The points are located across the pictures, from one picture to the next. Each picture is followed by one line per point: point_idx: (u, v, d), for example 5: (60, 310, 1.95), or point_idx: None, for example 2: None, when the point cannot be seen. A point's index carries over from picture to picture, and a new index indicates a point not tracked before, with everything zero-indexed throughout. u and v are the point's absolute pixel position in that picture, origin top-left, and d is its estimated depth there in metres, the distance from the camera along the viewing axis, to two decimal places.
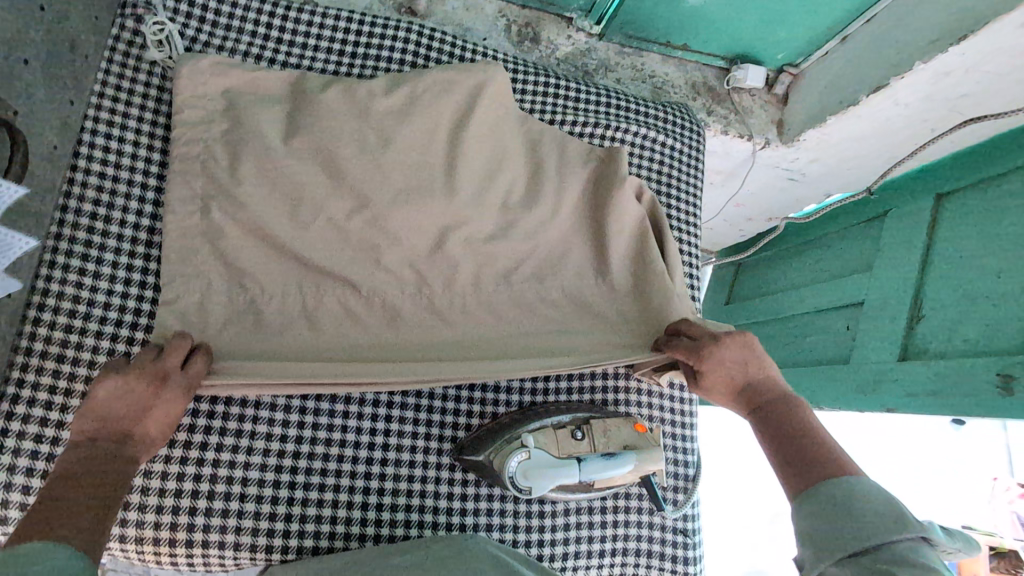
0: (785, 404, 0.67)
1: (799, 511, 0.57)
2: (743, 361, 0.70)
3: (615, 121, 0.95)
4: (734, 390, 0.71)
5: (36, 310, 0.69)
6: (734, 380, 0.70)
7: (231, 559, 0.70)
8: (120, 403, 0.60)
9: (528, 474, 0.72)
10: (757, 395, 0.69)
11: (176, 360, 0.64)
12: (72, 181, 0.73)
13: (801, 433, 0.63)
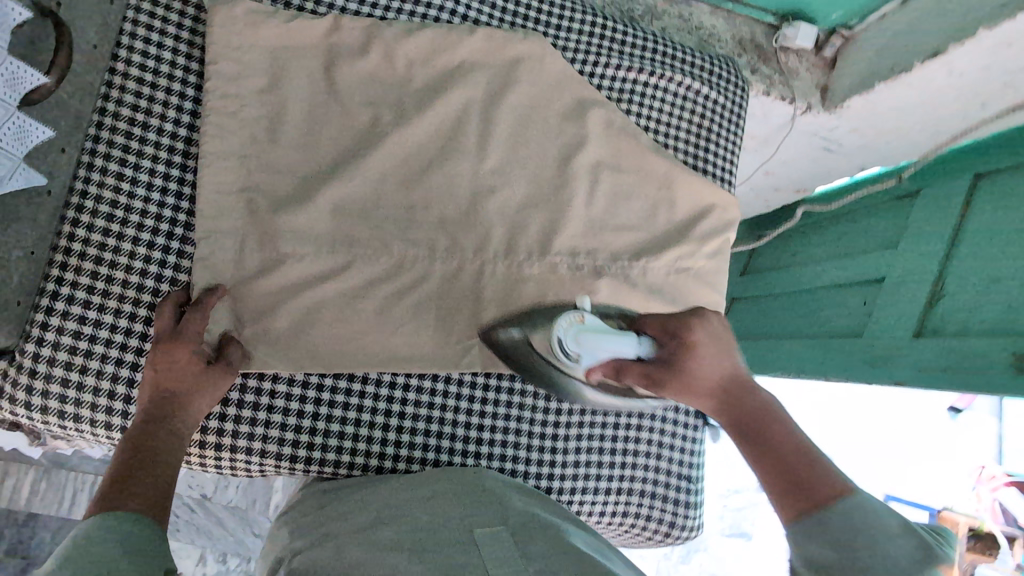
0: (764, 407, 0.66)
1: (801, 528, 0.56)
2: (709, 368, 0.69)
3: (661, 68, 0.91)
4: (728, 414, 0.67)
5: (75, 210, 0.68)
6: (729, 399, 0.67)
7: (257, 464, 0.74)
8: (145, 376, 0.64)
9: (591, 342, 0.71)
10: (748, 412, 0.66)
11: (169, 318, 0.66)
12: (111, 85, 0.71)
13: (796, 447, 0.61)
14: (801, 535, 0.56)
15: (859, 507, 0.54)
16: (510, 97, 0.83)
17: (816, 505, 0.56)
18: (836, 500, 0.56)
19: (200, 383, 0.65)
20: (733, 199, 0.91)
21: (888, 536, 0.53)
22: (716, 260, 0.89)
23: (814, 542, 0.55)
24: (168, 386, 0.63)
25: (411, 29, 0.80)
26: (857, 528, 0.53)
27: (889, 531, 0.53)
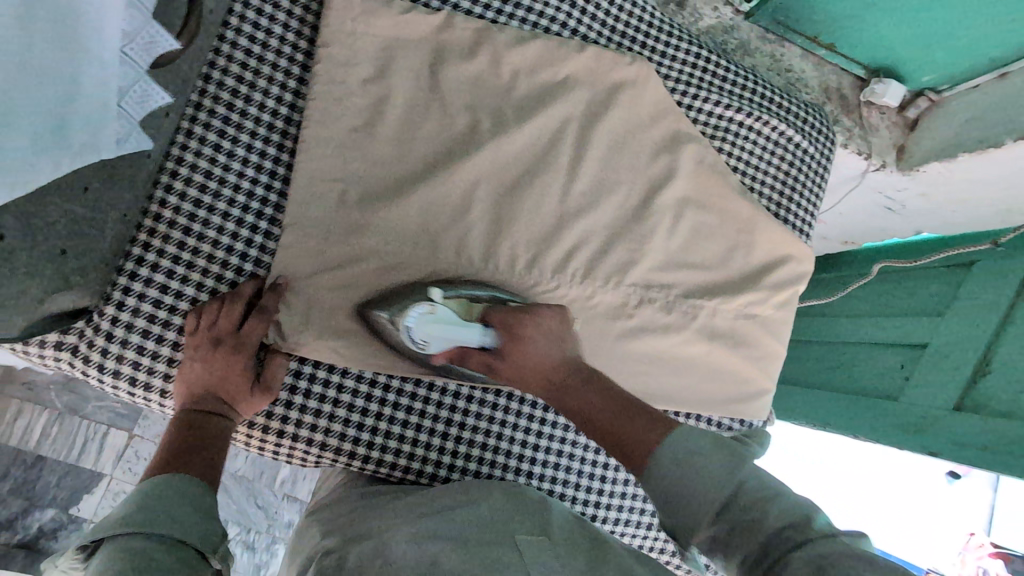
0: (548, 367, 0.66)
1: (653, 480, 0.55)
2: (533, 332, 0.69)
3: (757, 110, 0.90)
4: (529, 375, 0.67)
5: (170, 176, 0.66)
6: (526, 357, 0.68)
7: (315, 456, 0.73)
8: (191, 382, 0.63)
9: (427, 328, 0.67)
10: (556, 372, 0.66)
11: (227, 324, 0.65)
12: (218, 51, 0.69)
13: (625, 404, 0.61)
14: (650, 487, 0.55)
15: (686, 459, 0.54)
16: (608, 119, 0.82)
17: (649, 455, 0.56)
18: (654, 449, 0.56)
19: (245, 398, 0.65)
20: (809, 252, 0.90)
21: (716, 488, 0.53)
22: (782, 311, 0.89)
23: (669, 503, 0.54)
24: (213, 395, 0.63)
25: (521, 37, 0.79)
26: (688, 477, 0.54)
27: (715, 479, 0.53)
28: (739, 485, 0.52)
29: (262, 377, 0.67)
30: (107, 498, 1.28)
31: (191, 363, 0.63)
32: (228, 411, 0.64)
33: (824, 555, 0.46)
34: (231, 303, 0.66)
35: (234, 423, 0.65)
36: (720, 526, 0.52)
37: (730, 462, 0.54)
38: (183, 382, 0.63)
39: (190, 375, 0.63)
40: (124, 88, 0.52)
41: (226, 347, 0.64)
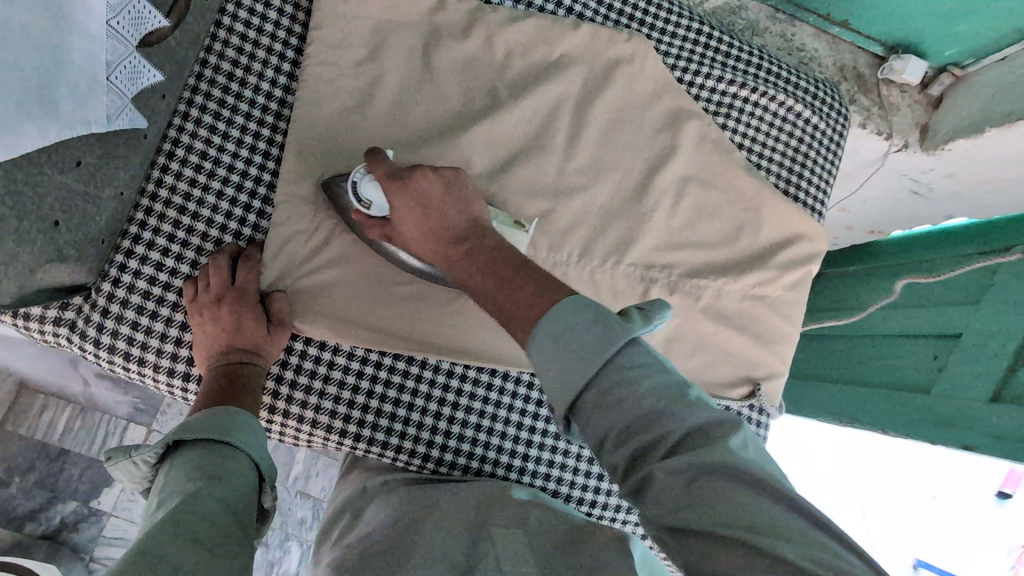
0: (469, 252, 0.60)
1: (535, 350, 0.48)
2: (432, 192, 0.62)
3: (764, 85, 0.86)
4: (432, 237, 0.62)
5: (166, 157, 0.68)
6: (416, 218, 0.62)
7: (307, 434, 0.72)
8: (210, 339, 0.65)
9: (371, 188, 0.64)
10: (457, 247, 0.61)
11: (223, 279, 0.66)
12: (215, 38, 0.70)
13: (512, 274, 0.54)
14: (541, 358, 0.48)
15: (566, 331, 0.47)
16: (603, 97, 0.80)
17: (533, 327, 0.49)
18: (534, 325, 0.49)
19: (262, 339, 0.66)
20: (821, 231, 0.86)
21: (587, 363, 0.45)
22: (795, 293, 0.85)
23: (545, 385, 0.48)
24: (230, 346, 0.64)
25: (514, 17, 0.78)
26: (567, 341, 0.47)
27: (596, 351, 0.45)
28: (631, 390, 0.44)
29: (270, 314, 0.67)
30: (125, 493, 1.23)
31: (200, 325, 0.65)
32: (251, 356, 0.65)
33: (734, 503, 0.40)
34: (223, 258, 0.67)
35: (263, 364, 0.67)
36: (607, 439, 0.44)
37: (600, 331, 0.46)
38: (200, 345, 0.66)
39: (204, 336, 0.65)
40: (113, 62, 0.53)
41: (228, 299, 0.65)
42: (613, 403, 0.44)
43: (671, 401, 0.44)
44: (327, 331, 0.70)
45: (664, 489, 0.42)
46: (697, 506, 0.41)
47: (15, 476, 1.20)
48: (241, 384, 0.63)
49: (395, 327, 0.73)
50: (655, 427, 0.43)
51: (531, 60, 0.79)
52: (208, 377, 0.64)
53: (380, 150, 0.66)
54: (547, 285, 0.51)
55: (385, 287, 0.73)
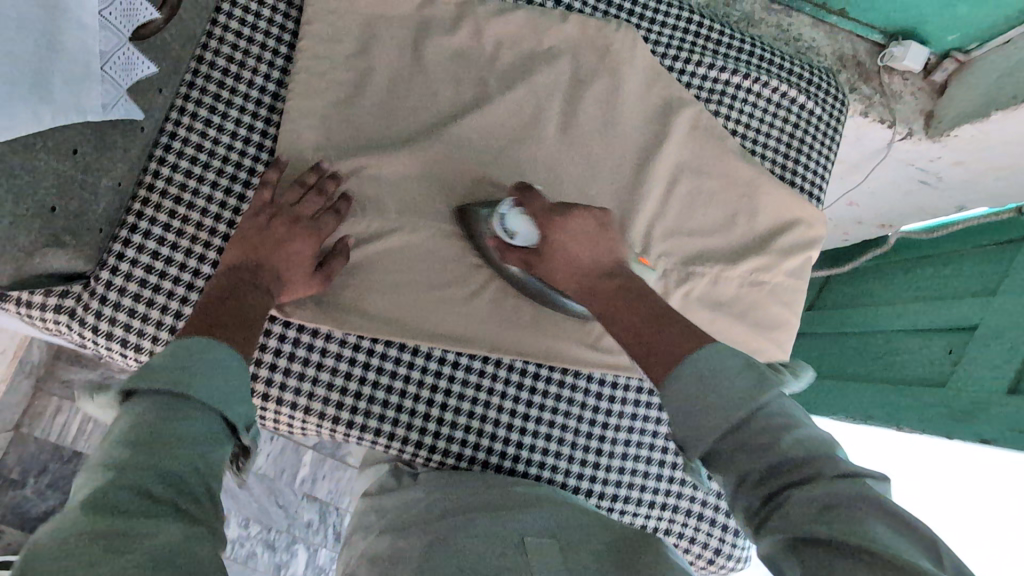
0: (618, 288, 0.64)
1: (669, 394, 0.51)
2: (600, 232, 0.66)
3: (758, 71, 0.85)
4: (580, 273, 0.66)
5: (162, 150, 0.70)
6: (570, 246, 0.67)
7: (300, 422, 0.72)
8: (244, 247, 0.66)
9: (520, 218, 0.68)
10: (605, 279, 0.65)
11: (291, 198, 0.69)
12: (210, 35, 0.73)
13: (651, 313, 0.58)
14: (665, 397, 0.52)
15: (715, 373, 0.49)
16: (593, 87, 0.81)
17: (672, 369, 0.52)
18: (672, 369, 0.52)
19: (299, 281, 0.68)
20: (821, 216, 0.84)
21: (731, 410, 0.48)
22: (795, 279, 0.83)
23: (672, 413, 0.51)
24: (268, 265, 0.66)
25: (502, 10, 0.80)
26: (708, 388, 0.49)
27: (742, 401, 0.48)
28: (776, 438, 0.46)
29: (323, 266, 0.70)
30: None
31: (251, 224, 0.67)
32: (274, 283, 0.66)
33: (859, 530, 0.39)
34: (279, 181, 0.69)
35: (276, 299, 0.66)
36: (749, 481, 0.46)
37: (752, 385, 0.48)
38: (237, 242, 0.66)
39: (244, 237, 0.66)
40: (108, 53, 0.55)
41: (286, 220, 0.68)
42: (753, 444, 0.46)
43: (817, 448, 0.44)
44: (319, 315, 0.71)
45: (785, 515, 0.43)
46: (823, 526, 0.41)
47: (28, 478, 1.21)
48: (253, 302, 0.62)
49: (395, 314, 0.73)
50: (794, 466, 0.44)
51: (520, 51, 0.80)
52: (223, 280, 0.64)
53: (529, 186, 0.71)
54: (690, 331, 0.55)
55: (388, 276, 0.74)
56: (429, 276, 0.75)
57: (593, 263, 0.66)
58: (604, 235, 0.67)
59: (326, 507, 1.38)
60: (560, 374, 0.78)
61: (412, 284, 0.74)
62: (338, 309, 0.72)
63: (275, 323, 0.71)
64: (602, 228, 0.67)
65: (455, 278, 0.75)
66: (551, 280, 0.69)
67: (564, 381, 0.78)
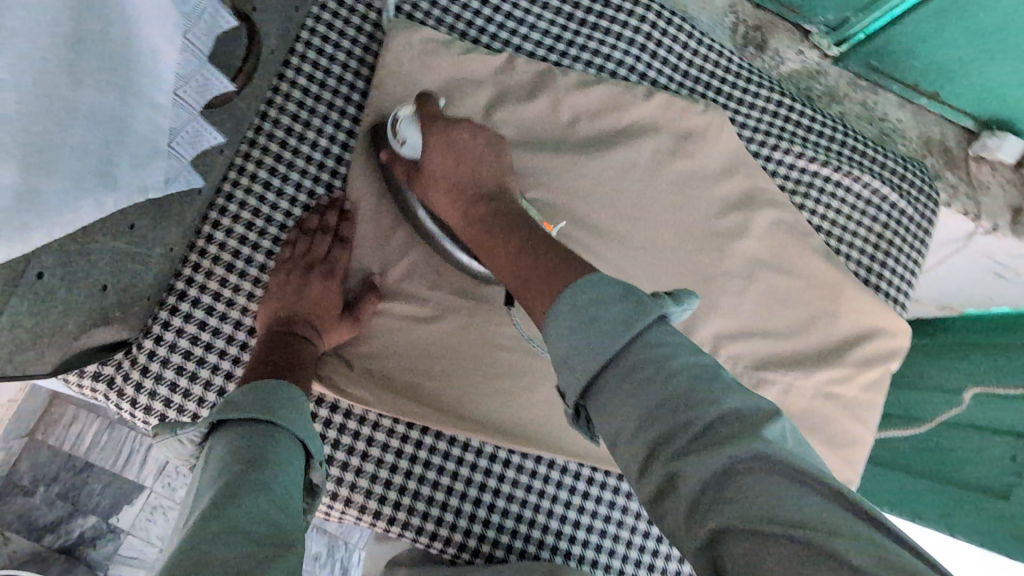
0: (495, 214, 0.60)
1: (556, 330, 0.45)
2: (466, 141, 0.63)
3: (848, 164, 0.80)
4: (456, 189, 0.63)
5: (217, 211, 0.66)
6: (451, 178, 0.63)
7: (337, 513, 0.67)
8: (279, 301, 0.63)
9: (411, 127, 0.65)
10: (475, 206, 0.61)
11: (321, 251, 0.65)
12: (277, 91, 0.69)
13: (533, 240, 0.55)
14: (550, 333, 0.45)
15: (594, 302, 0.44)
16: (673, 169, 0.76)
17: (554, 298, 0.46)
18: (552, 304, 0.46)
19: (333, 325, 0.65)
20: (904, 326, 0.78)
21: (609, 341, 0.42)
22: (870, 394, 0.77)
23: (556, 358, 0.44)
24: (303, 318, 0.63)
25: (583, 81, 0.75)
26: (581, 320, 0.43)
27: (624, 330, 0.42)
28: (664, 363, 0.41)
29: (353, 309, 0.66)
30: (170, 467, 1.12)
31: (282, 280, 0.64)
32: (312, 333, 0.63)
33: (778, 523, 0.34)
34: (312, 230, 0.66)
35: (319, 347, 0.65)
36: (658, 461, 0.39)
37: (630, 312, 0.42)
38: (270, 298, 0.64)
39: (277, 292, 0.64)
40: (176, 129, 0.51)
41: (317, 271, 0.65)
42: (633, 376, 0.41)
43: (737, 426, 0.38)
44: (367, 399, 0.66)
45: (731, 509, 0.35)
46: (738, 521, 0.35)
47: (40, 485, 1.06)
48: (294, 358, 0.61)
49: (450, 401, 0.69)
50: (682, 413, 0.39)
51: (599, 126, 0.75)
52: (262, 336, 0.63)
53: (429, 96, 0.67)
54: (564, 261, 0.50)
55: (445, 360, 0.69)
56: (489, 363, 0.70)
57: (473, 181, 0.62)
58: (489, 157, 0.64)
59: (331, 542, 1.15)
60: (615, 479, 0.74)
61: (471, 370, 0.70)
62: (390, 392, 0.67)
63: (324, 406, 0.67)
64: (491, 153, 0.64)
65: (515, 367, 0.71)
66: (438, 213, 0.65)
67: (619, 488, 0.74)
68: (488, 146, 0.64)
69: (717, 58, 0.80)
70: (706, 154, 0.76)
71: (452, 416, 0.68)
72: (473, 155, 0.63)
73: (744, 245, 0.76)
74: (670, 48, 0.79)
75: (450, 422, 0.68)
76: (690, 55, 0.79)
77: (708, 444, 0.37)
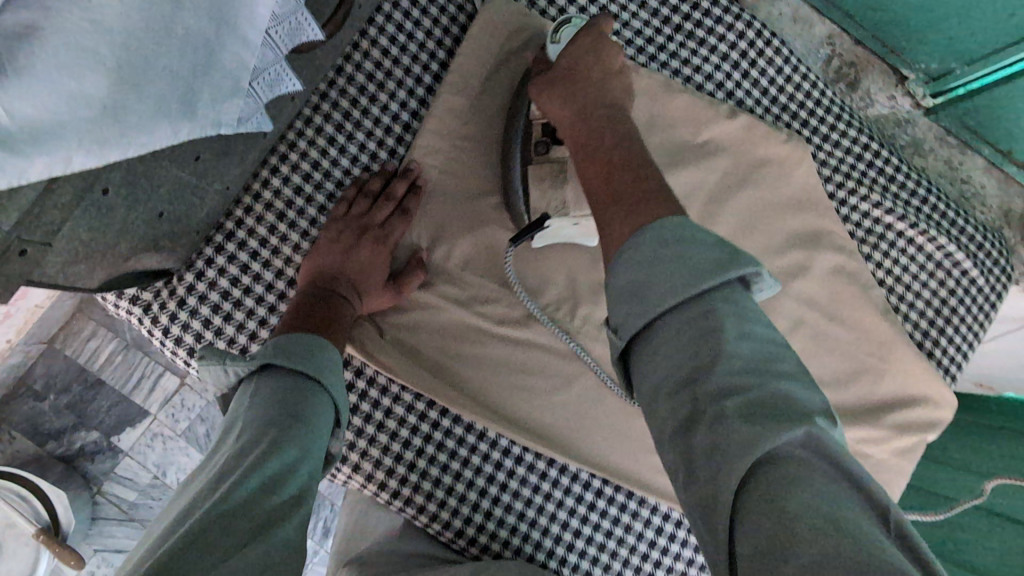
0: (608, 129, 0.54)
1: (620, 268, 0.43)
2: (609, 51, 0.59)
3: (926, 221, 0.76)
4: (580, 90, 0.57)
5: (278, 158, 0.65)
6: (586, 59, 0.59)
7: (342, 476, 0.66)
8: (326, 257, 0.62)
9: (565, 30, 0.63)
10: (594, 117, 0.55)
11: (379, 216, 0.64)
12: (357, 46, 0.68)
13: (622, 167, 0.49)
14: (614, 283, 0.43)
15: (678, 242, 0.42)
16: (743, 195, 0.73)
17: (634, 231, 0.44)
18: (635, 229, 0.44)
19: (375, 291, 0.63)
20: (952, 397, 0.74)
21: (692, 281, 0.40)
22: (901, 460, 0.74)
23: (615, 295, 0.43)
24: (347, 279, 0.61)
25: (668, 90, 0.72)
26: (659, 255, 0.41)
27: (711, 274, 0.40)
28: (722, 351, 0.38)
29: (400, 280, 0.64)
30: (176, 399, 1.10)
31: (335, 238, 0.63)
32: (353, 295, 0.62)
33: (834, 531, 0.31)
34: (373, 194, 0.65)
35: (356, 311, 0.62)
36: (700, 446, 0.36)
37: (716, 261, 0.41)
38: (317, 255, 0.62)
39: (326, 249, 0.62)
40: (260, 69, 0.49)
41: (371, 234, 0.63)
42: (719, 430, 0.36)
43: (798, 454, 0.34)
44: (394, 370, 0.65)
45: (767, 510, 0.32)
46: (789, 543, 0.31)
47: (50, 393, 1.06)
48: (330, 315, 0.59)
49: (473, 387, 0.67)
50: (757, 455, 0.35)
51: (675, 139, 0.72)
52: (300, 291, 0.61)
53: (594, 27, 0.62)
54: (658, 195, 0.46)
55: (475, 347, 0.68)
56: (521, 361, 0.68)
57: (593, 90, 0.57)
58: (617, 63, 0.60)
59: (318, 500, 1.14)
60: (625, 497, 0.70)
61: (500, 360, 0.68)
62: (416, 368, 0.66)
63: (349, 370, 0.66)
64: (616, 83, 0.59)
65: (546, 369, 0.69)
66: (545, 111, 0.60)
67: (626, 507, 0.70)
68: (607, 67, 0.59)
69: (810, 89, 0.77)
70: (780, 185, 0.73)
71: (474, 403, 0.67)
72: (602, 59, 0.59)
73: (800, 287, 0.73)
74: (764, 71, 0.76)
75: (470, 407, 0.66)
76: (782, 80, 0.76)
77: (771, 447, 0.34)
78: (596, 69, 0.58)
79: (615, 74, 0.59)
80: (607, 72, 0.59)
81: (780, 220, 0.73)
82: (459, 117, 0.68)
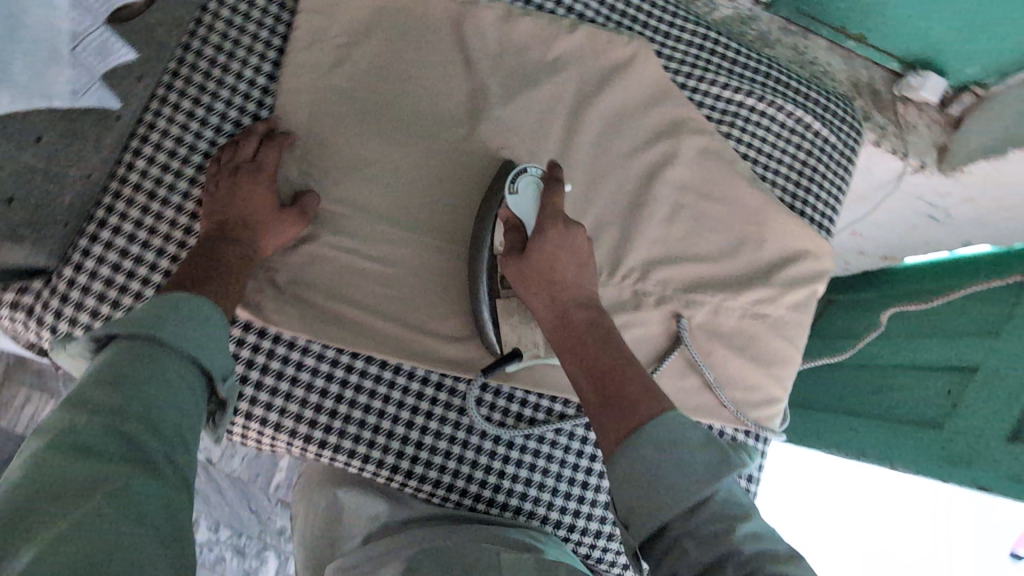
0: (603, 329, 0.62)
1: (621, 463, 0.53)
2: (579, 244, 0.65)
3: (772, 94, 0.82)
4: (555, 291, 0.64)
5: (139, 140, 0.66)
6: (564, 256, 0.64)
7: (269, 439, 0.68)
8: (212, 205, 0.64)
9: (529, 195, 0.67)
10: (578, 316, 0.63)
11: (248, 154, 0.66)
12: (199, 23, 0.70)
13: (618, 380, 0.58)
14: (614, 463, 0.54)
15: (673, 445, 0.53)
16: (602, 99, 0.77)
17: (630, 434, 0.54)
18: (633, 429, 0.54)
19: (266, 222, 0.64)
20: (828, 247, 0.81)
21: (696, 484, 0.51)
22: (796, 313, 0.80)
23: (621, 474, 0.53)
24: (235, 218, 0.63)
25: (511, 14, 0.76)
26: (665, 456, 0.52)
27: (711, 469, 0.52)
28: (705, 490, 0.52)
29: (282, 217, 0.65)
30: None
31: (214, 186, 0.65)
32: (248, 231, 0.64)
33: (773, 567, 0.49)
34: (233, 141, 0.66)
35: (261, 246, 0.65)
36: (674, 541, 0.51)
37: (713, 461, 0.53)
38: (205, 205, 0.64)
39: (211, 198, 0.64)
40: (79, 33, 0.50)
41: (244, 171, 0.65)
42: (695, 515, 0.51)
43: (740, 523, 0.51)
44: (295, 323, 0.67)
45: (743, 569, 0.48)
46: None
47: None
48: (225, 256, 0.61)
49: (381, 326, 0.70)
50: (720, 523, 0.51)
51: (527, 59, 0.76)
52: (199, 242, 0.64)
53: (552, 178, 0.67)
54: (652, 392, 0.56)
55: (376, 289, 0.70)
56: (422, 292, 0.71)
57: (577, 278, 0.65)
58: (584, 249, 0.65)
59: None
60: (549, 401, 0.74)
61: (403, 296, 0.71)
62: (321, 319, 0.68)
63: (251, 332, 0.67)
64: (590, 264, 0.66)
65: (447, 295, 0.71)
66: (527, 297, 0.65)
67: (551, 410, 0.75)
68: (582, 249, 0.65)
69: None
70: (633, 85, 0.78)
71: (384, 341, 0.69)
72: (573, 253, 0.64)
73: (673, 174, 0.78)
74: None
75: (381, 346, 0.69)
76: None
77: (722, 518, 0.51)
78: (571, 260, 0.64)
79: (586, 263, 0.65)
80: (580, 259, 0.65)
81: (641, 117, 0.78)
82: (313, 73, 0.71)
